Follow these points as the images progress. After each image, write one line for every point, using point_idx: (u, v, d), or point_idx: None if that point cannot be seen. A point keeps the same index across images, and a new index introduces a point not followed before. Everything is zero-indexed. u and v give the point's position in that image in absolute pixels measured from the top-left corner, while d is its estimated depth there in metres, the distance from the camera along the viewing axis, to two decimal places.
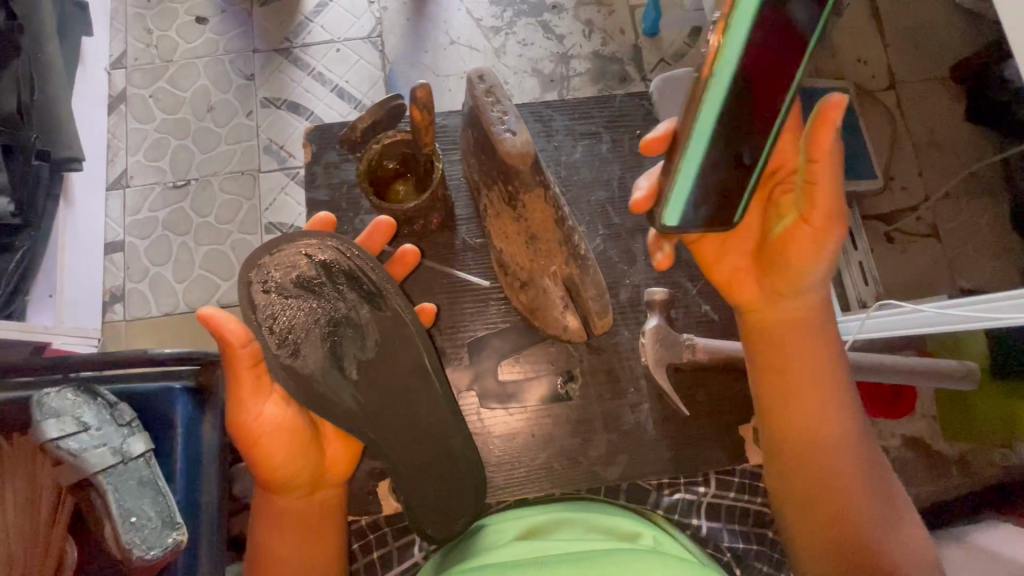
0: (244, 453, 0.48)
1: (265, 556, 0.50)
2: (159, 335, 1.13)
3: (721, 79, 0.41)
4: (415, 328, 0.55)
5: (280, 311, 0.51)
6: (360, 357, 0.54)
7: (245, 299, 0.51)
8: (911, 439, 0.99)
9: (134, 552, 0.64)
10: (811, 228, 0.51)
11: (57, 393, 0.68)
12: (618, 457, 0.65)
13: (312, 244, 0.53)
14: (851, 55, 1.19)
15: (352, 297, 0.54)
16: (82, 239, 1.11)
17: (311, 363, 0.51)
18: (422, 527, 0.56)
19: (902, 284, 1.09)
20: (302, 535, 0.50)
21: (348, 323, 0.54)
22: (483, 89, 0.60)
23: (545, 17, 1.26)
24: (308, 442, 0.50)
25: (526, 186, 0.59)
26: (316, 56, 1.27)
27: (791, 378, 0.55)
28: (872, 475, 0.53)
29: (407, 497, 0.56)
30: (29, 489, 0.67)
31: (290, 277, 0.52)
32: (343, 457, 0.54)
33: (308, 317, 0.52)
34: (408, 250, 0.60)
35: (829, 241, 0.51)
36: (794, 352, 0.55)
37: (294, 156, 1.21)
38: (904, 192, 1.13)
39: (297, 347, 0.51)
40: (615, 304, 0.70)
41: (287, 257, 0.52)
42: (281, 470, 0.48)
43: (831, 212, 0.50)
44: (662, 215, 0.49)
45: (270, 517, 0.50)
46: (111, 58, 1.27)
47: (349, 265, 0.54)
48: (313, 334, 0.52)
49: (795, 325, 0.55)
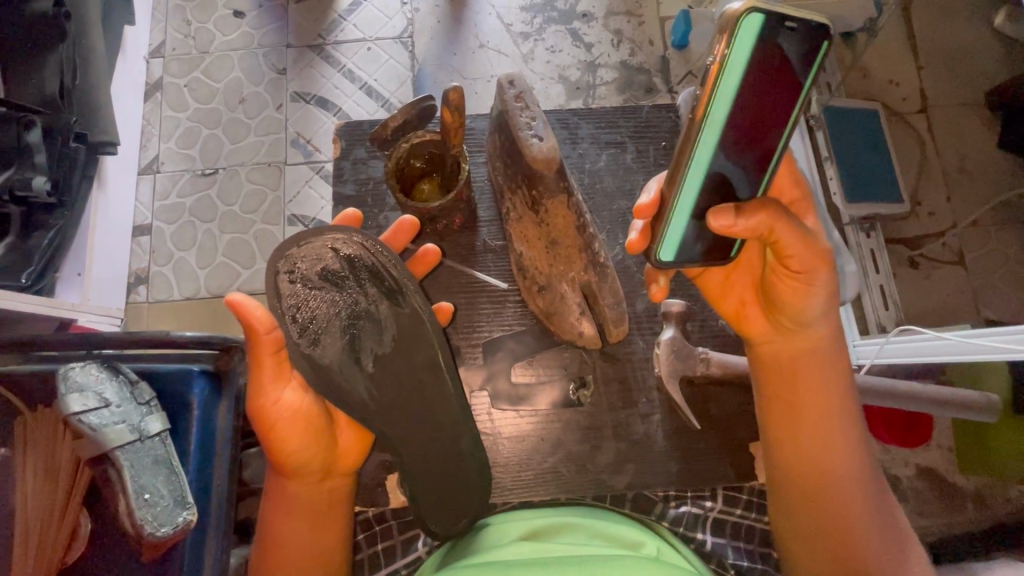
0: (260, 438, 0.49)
1: (276, 536, 0.52)
2: (181, 319, 1.16)
3: (715, 112, 0.43)
4: (432, 325, 0.56)
5: (304, 302, 0.52)
6: (377, 351, 0.55)
7: (272, 287, 0.52)
8: (926, 469, 0.97)
9: (145, 528, 0.66)
10: (789, 273, 0.52)
11: (82, 368, 0.70)
12: (626, 467, 0.65)
13: (339, 238, 0.54)
14: (882, 76, 1.17)
15: (373, 292, 0.55)
16: (113, 221, 1.14)
17: (329, 354, 0.52)
18: (424, 523, 0.57)
19: (925, 311, 1.07)
20: (312, 520, 0.52)
21: (366, 318, 0.55)
22: (513, 94, 0.60)
23: (575, 25, 1.27)
24: (322, 431, 0.51)
25: (549, 191, 0.61)
26: (347, 53, 1.29)
27: (804, 404, 0.56)
28: (875, 505, 0.53)
29: (413, 493, 0.56)
30: (48, 459, 0.69)
31: (314, 269, 0.53)
32: (354, 447, 0.55)
33: (328, 309, 0.53)
34: (428, 250, 0.61)
35: (823, 275, 0.52)
36: (800, 381, 0.56)
37: (320, 151, 1.24)
38: (930, 218, 1.11)
39: (317, 337, 0.52)
40: (631, 313, 0.70)
41: (314, 249, 0.53)
42: (296, 456, 0.49)
43: (816, 252, 0.51)
44: (655, 249, 0.51)
45: (282, 500, 0.52)
46: (151, 47, 1.31)
47: (372, 260, 0.54)
48: (333, 326, 0.53)
49: (811, 352, 0.56)
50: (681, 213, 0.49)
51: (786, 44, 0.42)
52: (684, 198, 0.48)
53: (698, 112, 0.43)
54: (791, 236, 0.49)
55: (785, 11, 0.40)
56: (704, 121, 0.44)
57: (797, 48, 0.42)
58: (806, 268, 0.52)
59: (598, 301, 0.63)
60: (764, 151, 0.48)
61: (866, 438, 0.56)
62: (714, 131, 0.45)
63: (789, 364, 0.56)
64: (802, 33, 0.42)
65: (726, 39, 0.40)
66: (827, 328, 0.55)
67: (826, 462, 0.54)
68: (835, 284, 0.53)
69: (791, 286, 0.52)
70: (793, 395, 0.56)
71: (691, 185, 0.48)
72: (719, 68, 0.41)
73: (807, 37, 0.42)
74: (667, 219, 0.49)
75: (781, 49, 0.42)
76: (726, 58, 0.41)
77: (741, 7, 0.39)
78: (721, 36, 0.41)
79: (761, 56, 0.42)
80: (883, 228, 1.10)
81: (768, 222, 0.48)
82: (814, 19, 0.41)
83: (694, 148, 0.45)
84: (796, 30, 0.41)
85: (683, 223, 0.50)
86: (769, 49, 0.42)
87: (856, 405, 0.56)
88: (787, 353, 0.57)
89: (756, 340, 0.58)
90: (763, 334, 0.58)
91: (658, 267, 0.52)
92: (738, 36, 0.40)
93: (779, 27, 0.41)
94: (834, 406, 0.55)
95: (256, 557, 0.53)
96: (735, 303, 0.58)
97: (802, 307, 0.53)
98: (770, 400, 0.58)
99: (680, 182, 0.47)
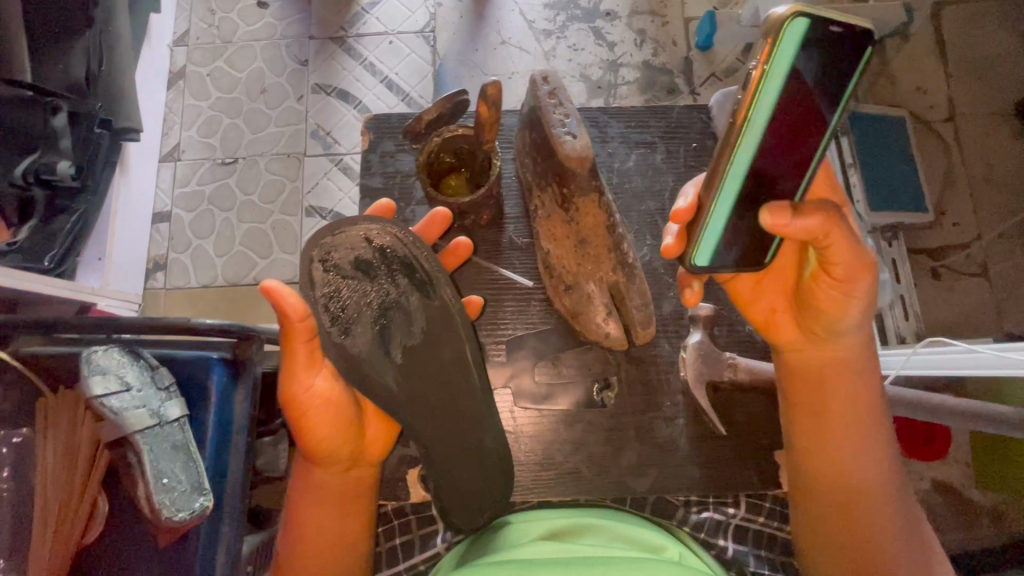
0: (290, 423, 0.50)
1: (301, 521, 0.52)
2: (199, 306, 1.17)
3: (756, 119, 0.43)
4: (461, 319, 0.55)
5: (337, 290, 0.52)
6: (406, 343, 0.54)
7: (305, 275, 0.51)
8: (942, 484, 0.96)
9: (162, 512, 0.66)
10: (833, 280, 0.51)
11: (105, 351, 0.70)
12: (648, 470, 0.64)
13: (373, 229, 0.53)
14: (910, 83, 1.15)
15: (404, 283, 0.55)
16: (133, 207, 1.15)
17: (359, 344, 0.52)
18: (447, 515, 0.58)
19: (947, 323, 1.05)
20: (337, 505, 0.53)
21: (397, 308, 0.54)
22: (546, 91, 0.60)
23: (598, 23, 1.26)
24: (350, 420, 0.51)
25: (581, 189, 0.61)
26: (369, 46, 1.29)
27: (831, 417, 0.55)
28: (902, 518, 0.53)
29: (437, 484, 0.57)
30: (67, 439, 0.69)
31: (348, 258, 0.52)
32: (381, 437, 0.55)
33: (360, 298, 0.53)
34: (461, 242, 0.61)
35: (860, 287, 0.51)
36: (828, 391, 0.56)
37: (340, 143, 1.24)
38: (955, 229, 1.09)
39: (348, 326, 0.52)
40: (657, 315, 0.69)
41: (349, 240, 0.53)
42: (324, 443, 0.50)
43: (854, 263, 0.50)
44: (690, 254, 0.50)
45: (310, 486, 0.53)
46: (175, 35, 1.32)
47: (405, 252, 0.54)
48: (364, 315, 0.53)
49: (841, 365, 0.55)
50: (717, 219, 0.48)
51: (829, 49, 0.41)
52: (721, 205, 0.47)
53: (738, 118, 0.42)
54: (845, 244, 0.49)
55: (830, 16, 0.39)
56: (744, 128, 0.43)
57: (840, 53, 0.41)
58: (838, 281, 0.51)
59: (625, 303, 0.62)
60: (801, 155, 0.47)
61: (894, 450, 0.55)
62: (754, 137, 0.44)
63: (818, 374, 0.56)
64: (844, 38, 0.41)
65: (768, 45, 0.40)
66: (857, 340, 0.55)
67: (851, 473, 0.54)
68: (873, 294, 0.53)
69: (832, 294, 0.52)
70: (820, 405, 0.56)
71: (727, 192, 0.47)
72: (761, 75, 0.41)
73: (849, 42, 0.41)
74: (704, 225, 0.48)
75: (824, 54, 0.41)
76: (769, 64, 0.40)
77: (787, 12, 0.39)
78: (765, 42, 0.40)
79: (804, 61, 0.41)
80: (906, 238, 1.08)
81: (824, 227, 0.48)
82: (857, 24, 0.40)
83: (732, 155, 0.44)
84: (838, 35, 0.40)
85: (720, 229, 0.49)
86: (812, 54, 0.41)
87: (885, 417, 0.56)
88: (816, 363, 0.56)
89: (785, 347, 0.58)
90: (791, 343, 0.57)
91: (692, 271, 0.52)
92: (782, 41, 0.40)
93: (823, 33, 0.40)
94: (861, 418, 0.55)
95: (282, 542, 0.53)
96: (765, 311, 0.57)
97: (833, 318, 0.53)
98: (797, 409, 0.57)
99: (717, 189, 0.46)
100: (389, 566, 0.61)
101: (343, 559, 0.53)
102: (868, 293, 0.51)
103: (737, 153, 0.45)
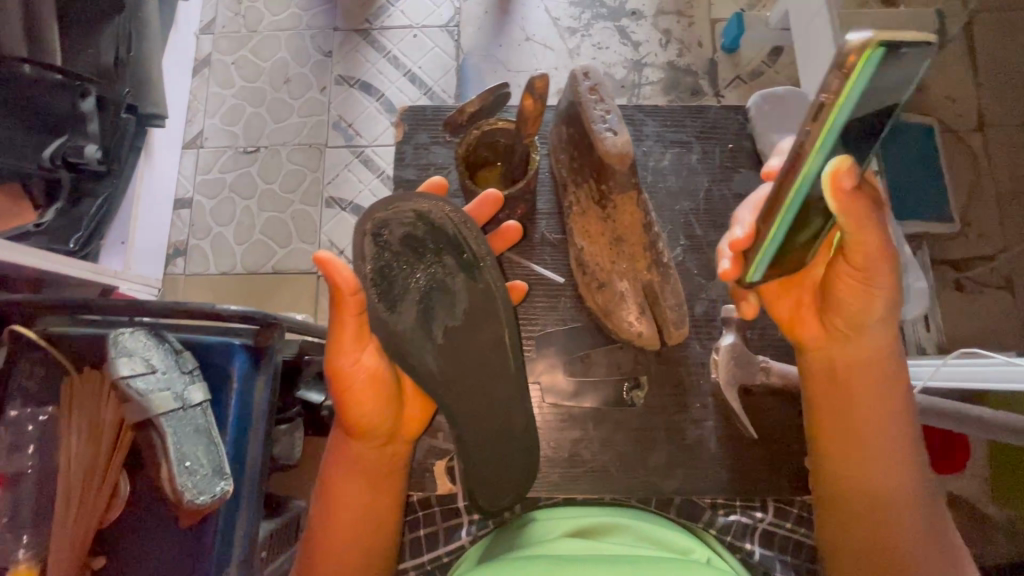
0: (334, 395, 0.54)
1: (335, 491, 0.55)
2: (219, 293, 1.18)
3: (820, 154, 0.41)
4: (502, 303, 0.56)
5: (386, 266, 0.53)
6: (448, 323, 0.56)
7: (358, 247, 0.51)
8: (959, 498, 0.94)
9: (184, 495, 0.66)
10: (854, 271, 0.52)
11: (132, 333, 0.70)
12: (675, 472, 0.64)
13: (425, 204, 0.53)
14: (939, 92, 1.14)
15: (451, 263, 0.56)
16: (156, 193, 1.16)
17: (405, 320, 0.54)
18: (473, 497, 0.57)
19: (970, 335, 1.03)
20: (371, 480, 0.56)
21: (441, 289, 0.56)
22: (586, 87, 0.60)
23: (623, 22, 1.26)
24: (390, 395, 0.55)
25: (621, 186, 0.61)
26: (393, 39, 1.29)
27: (853, 419, 0.55)
28: (926, 527, 0.52)
29: (467, 466, 0.56)
30: (91, 420, 0.69)
31: (399, 233, 0.53)
32: (417, 414, 0.59)
33: (409, 275, 0.55)
34: (510, 225, 0.63)
35: (886, 280, 0.51)
36: (853, 393, 0.55)
37: (362, 135, 1.24)
38: (980, 240, 1.08)
39: (396, 301, 0.53)
40: (689, 316, 0.69)
41: (400, 214, 0.52)
42: (365, 416, 0.54)
43: (885, 253, 0.50)
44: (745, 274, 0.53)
45: (345, 460, 0.56)
46: (202, 23, 1.33)
47: (453, 230, 0.54)
48: (410, 293, 0.55)
49: (865, 366, 0.55)
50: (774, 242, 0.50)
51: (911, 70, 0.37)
52: (776, 231, 0.49)
53: (801, 156, 0.42)
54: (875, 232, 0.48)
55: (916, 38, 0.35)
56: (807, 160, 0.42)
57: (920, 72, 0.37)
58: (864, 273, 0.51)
59: (659, 303, 0.62)
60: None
61: (921, 458, 0.54)
62: (816, 172, 0.43)
63: (843, 375, 0.56)
64: (930, 55, 0.36)
65: (841, 81, 0.36)
66: (883, 341, 0.54)
67: (874, 479, 0.54)
68: (898, 291, 0.53)
69: (853, 285, 0.52)
70: (844, 407, 0.56)
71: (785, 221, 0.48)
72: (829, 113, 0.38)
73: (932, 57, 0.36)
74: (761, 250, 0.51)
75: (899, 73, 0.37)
76: (837, 103, 0.38)
77: (864, 44, 0.35)
78: (835, 77, 0.36)
79: (880, 91, 0.37)
80: (929, 247, 1.07)
81: (854, 210, 0.46)
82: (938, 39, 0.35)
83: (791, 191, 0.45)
84: (921, 54, 0.36)
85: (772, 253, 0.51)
86: (885, 82, 0.37)
87: (912, 423, 0.55)
88: (843, 364, 0.56)
89: (808, 348, 0.58)
90: (814, 343, 0.57)
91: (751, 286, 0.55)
92: (853, 79, 0.36)
93: (902, 58, 0.36)
94: (887, 422, 0.54)
95: (315, 513, 0.56)
96: (790, 308, 0.58)
97: (857, 315, 0.53)
98: (820, 412, 0.57)
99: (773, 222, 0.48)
100: (412, 556, 0.63)
101: (375, 532, 0.56)
102: (891, 286, 0.51)
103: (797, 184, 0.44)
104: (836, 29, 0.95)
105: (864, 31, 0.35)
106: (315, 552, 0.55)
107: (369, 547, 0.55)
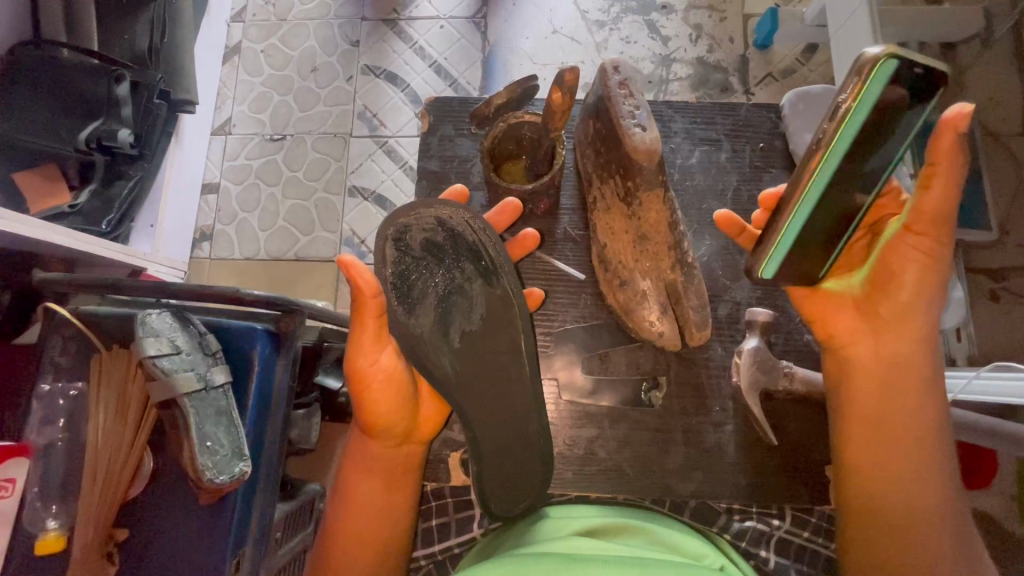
0: (353, 393, 0.55)
1: (353, 489, 0.57)
2: (242, 278, 1.20)
3: (840, 145, 0.44)
4: (519, 310, 0.56)
5: (405, 270, 0.55)
6: (465, 328, 0.57)
7: (379, 252, 0.55)
8: (982, 515, 0.91)
9: (204, 474, 0.64)
10: (916, 237, 0.51)
11: (158, 315, 0.69)
12: (694, 474, 0.65)
13: (446, 211, 0.54)
14: (983, 93, 1.07)
15: (470, 269, 0.57)
16: (186, 177, 1.18)
17: (422, 324, 0.56)
18: (487, 500, 0.58)
19: (1010, 348, 0.97)
20: (390, 476, 0.58)
21: (460, 294, 0.57)
22: (616, 81, 0.59)
23: (653, 16, 1.23)
24: (407, 392, 0.57)
25: (646, 184, 0.60)
26: (419, 30, 1.29)
27: (887, 419, 0.54)
28: (951, 538, 0.51)
29: (478, 468, 0.57)
30: (120, 396, 0.70)
31: (419, 239, 0.55)
32: (433, 416, 0.60)
33: (429, 279, 0.56)
34: (527, 233, 0.63)
35: (937, 249, 0.51)
36: (889, 396, 0.54)
37: (385, 125, 1.25)
38: (1020, 249, 1.01)
39: (414, 305, 0.56)
40: (712, 318, 0.69)
41: (421, 219, 0.54)
42: (383, 416, 0.55)
43: (942, 216, 0.49)
44: (758, 266, 0.51)
45: (365, 456, 0.58)
46: (233, 11, 1.35)
47: (472, 237, 0.55)
48: (428, 297, 0.56)
49: (900, 367, 0.54)
50: (786, 239, 0.49)
51: (906, 89, 0.44)
52: (795, 222, 0.48)
53: (823, 145, 0.44)
54: (944, 189, 0.48)
55: (918, 62, 0.43)
56: (826, 155, 0.44)
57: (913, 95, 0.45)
58: (918, 239, 0.51)
59: (681, 303, 0.62)
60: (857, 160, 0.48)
61: (952, 477, 0.53)
62: (834, 164, 0.45)
63: (876, 381, 0.55)
64: (924, 83, 0.45)
65: (861, 80, 0.42)
66: (921, 336, 0.54)
67: (897, 493, 0.52)
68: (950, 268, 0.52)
69: (913, 253, 0.51)
70: (879, 414, 0.55)
71: (800, 217, 0.48)
72: (853, 102, 0.42)
73: (925, 84, 0.45)
74: (772, 245, 0.49)
75: (907, 89, 0.44)
76: (859, 99, 0.42)
77: (880, 53, 0.41)
78: (857, 79, 0.42)
79: (889, 94, 0.43)
80: (964, 255, 1.02)
81: (946, 155, 0.47)
82: (935, 67, 0.44)
83: (813, 178, 0.45)
84: (919, 77, 0.44)
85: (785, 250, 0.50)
86: (896, 89, 0.43)
87: (946, 435, 0.54)
88: (874, 366, 0.55)
89: (838, 343, 0.57)
90: (845, 339, 0.57)
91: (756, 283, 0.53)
92: (868, 90, 0.42)
93: (907, 72, 0.43)
94: (918, 424, 0.53)
95: (330, 509, 0.58)
96: (826, 300, 0.57)
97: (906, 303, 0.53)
98: (851, 416, 0.56)
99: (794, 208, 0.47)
100: (424, 545, 0.64)
101: (391, 525, 0.57)
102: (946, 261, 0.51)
103: (812, 184, 0.46)
104: (875, 28, 0.92)
105: (876, 46, 0.42)
106: (329, 544, 0.56)
107: (385, 537, 0.56)
